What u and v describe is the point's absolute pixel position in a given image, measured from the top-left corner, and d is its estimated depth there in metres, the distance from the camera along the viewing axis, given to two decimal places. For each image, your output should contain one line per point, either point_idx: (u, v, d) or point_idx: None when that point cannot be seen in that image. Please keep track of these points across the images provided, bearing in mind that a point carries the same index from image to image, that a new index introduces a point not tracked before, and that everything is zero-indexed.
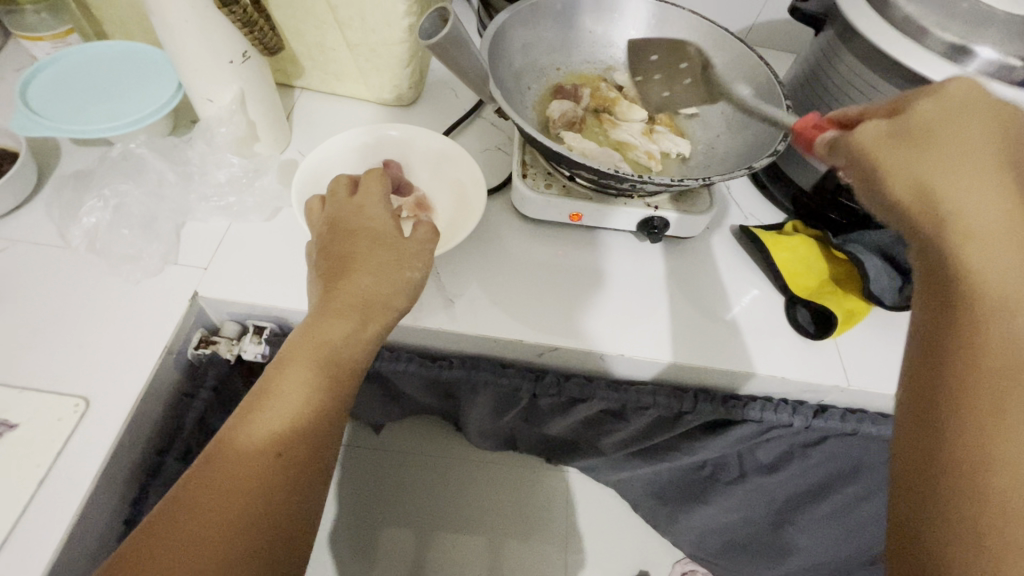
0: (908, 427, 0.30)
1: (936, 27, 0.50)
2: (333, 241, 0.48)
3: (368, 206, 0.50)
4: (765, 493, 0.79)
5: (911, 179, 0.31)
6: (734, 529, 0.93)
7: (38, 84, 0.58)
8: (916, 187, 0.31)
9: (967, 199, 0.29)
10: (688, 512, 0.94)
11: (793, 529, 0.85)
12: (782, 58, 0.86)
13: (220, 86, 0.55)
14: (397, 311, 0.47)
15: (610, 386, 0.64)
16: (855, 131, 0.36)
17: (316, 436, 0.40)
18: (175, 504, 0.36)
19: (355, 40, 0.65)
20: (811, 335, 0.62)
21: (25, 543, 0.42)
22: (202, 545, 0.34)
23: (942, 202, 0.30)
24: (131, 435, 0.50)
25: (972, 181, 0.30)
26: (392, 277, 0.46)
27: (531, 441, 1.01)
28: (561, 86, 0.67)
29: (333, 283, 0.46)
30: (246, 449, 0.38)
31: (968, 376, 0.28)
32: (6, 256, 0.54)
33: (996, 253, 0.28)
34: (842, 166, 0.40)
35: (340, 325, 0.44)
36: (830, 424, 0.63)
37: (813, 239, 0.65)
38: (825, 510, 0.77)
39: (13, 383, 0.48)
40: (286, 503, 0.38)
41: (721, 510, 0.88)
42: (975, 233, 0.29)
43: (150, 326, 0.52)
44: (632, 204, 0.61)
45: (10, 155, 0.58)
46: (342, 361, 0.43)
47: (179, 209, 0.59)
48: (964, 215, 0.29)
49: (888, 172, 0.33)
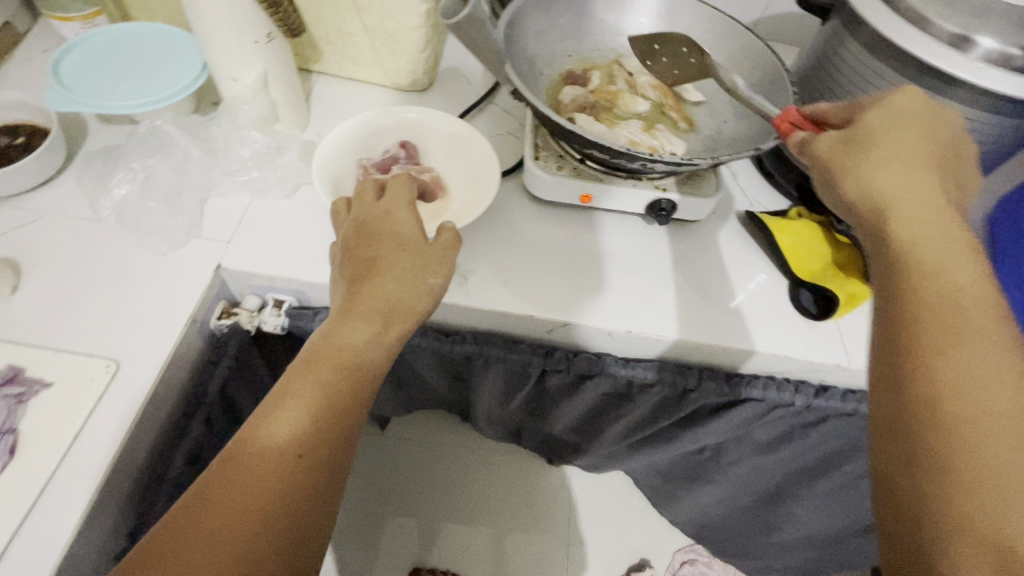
0: (871, 407, 0.35)
1: (938, 17, 0.52)
2: (358, 245, 0.48)
3: (395, 210, 0.50)
4: (761, 470, 0.81)
5: (857, 177, 0.40)
6: (735, 509, 0.96)
7: (69, 63, 0.60)
8: (865, 188, 0.39)
9: (893, 190, 0.38)
10: (690, 490, 0.96)
11: (793, 504, 0.86)
12: (790, 50, 0.87)
13: (246, 66, 0.57)
14: (419, 317, 0.47)
15: (619, 362, 0.66)
16: (816, 141, 0.43)
17: (336, 441, 0.40)
18: (197, 500, 0.36)
19: (372, 24, 0.67)
20: (814, 316, 0.64)
21: (60, 494, 0.44)
22: (222, 537, 0.35)
23: (881, 196, 0.38)
24: (159, 398, 0.52)
25: (899, 177, 0.39)
26: (416, 282, 0.47)
27: (537, 436, 1.02)
28: (572, 72, 0.69)
29: (359, 286, 0.46)
30: (267, 448, 0.38)
31: (927, 354, 0.33)
32: (39, 226, 0.57)
33: (925, 232, 0.36)
34: (814, 166, 0.44)
35: (363, 328, 0.44)
36: (830, 403, 0.65)
37: (816, 225, 0.67)
38: (824, 486, 0.79)
39: (48, 346, 0.50)
40: (305, 504, 0.38)
41: (722, 489, 0.90)
42: (901, 213, 0.37)
43: (177, 295, 0.54)
44: (641, 186, 0.63)
45: (41, 131, 0.60)
46: (362, 364, 0.43)
47: (203, 184, 0.61)
48: (891, 202, 0.38)
49: (846, 173, 0.41)
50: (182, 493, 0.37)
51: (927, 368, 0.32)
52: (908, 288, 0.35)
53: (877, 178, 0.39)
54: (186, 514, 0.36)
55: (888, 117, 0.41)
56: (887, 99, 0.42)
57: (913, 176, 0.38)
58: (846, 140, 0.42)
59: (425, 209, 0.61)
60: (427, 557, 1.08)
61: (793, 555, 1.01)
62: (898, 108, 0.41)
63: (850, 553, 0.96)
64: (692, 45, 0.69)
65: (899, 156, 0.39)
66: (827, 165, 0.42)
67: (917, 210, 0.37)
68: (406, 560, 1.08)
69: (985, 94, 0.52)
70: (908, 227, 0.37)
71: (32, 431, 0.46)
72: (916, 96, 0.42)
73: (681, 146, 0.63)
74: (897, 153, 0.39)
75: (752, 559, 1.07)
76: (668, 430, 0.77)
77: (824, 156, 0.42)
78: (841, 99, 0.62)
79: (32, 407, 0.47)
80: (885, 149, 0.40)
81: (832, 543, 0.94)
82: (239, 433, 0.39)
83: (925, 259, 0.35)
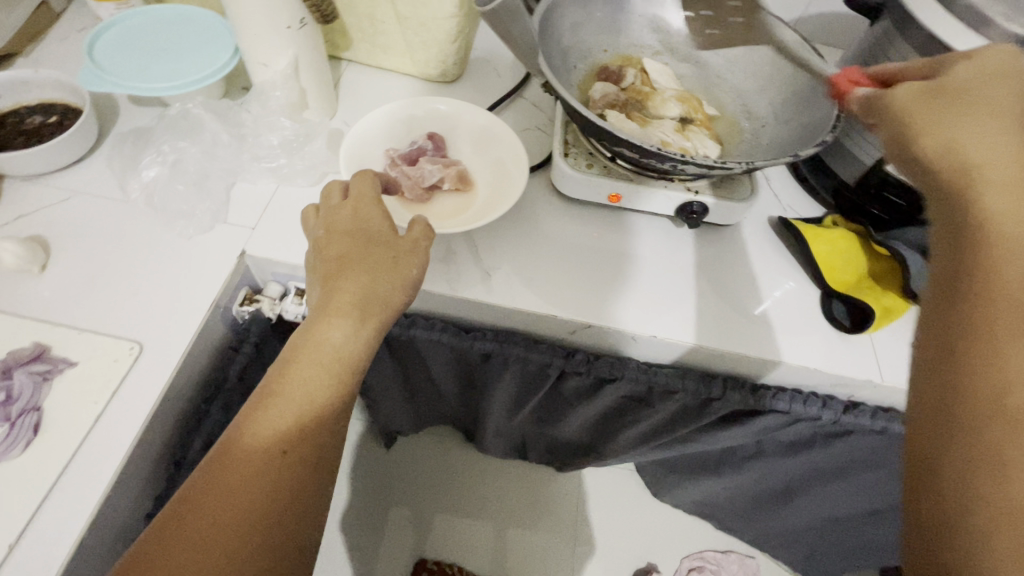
0: (917, 397, 0.32)
1: (1000, 20, 0.49)
2: (330, 244, 0.47)
3: (362, 208, 0.49)
4: (779, 469, 0.79)
5: (943, 131, 0.35)
6: (737, 498, 0.95)
7: (103, 42, 0.60)
8: (944, 141, 0.35)
9: (986, 150, 0.34)
10: (695, 480, 0.95)
11: (803, 502, 0.85)
12: (832, 51, 0.84)
13: (276, 51, 0.56)
14: (396, 307, 0.46)
15: (641, 366, 0.64)
16: (892, 93, 0.40)
17: (321, 434, 0.41)
18: (186, 504, 0.36)
19: (405, 13, 0.66)
20: (846, 328, 0.61)
21: (80, 473, 0.45)
22: (215, 537, 0.35)
23: (968, 155, 0.34)
24: (180, 381, 0.52)
25: (986, 130, 0.34)
26: (391, 276, 0.46)
27: (541, 445, 1.02)
28: (606, 67, 0.67)
29: (331, 282, 0.45)
30: (250, 448, 0.38)
31: (994, 332, 0.29)
32: (69, 205, 0.57)
33: (1012, 191, 0.32)
34: (888, 123, 0.39)
35: (339, 325, 0.43)
36: (859, 420, 0.62)
37: (854, 234, 0.64)
38: (838, 485, 0.77)
39: (73, 325, 0.51)
40: (295, 500, 0.38)
41: (733, 482, 0.88)
42: (990, 172, 0.33)
43: (201, 280, 0.54)
44: (672, 187, 0.61)
45: (74, 110, 0.60)
46: (341, 358, 0.43)
47: (230, 168, 0.61)
48: (981, 164, 0.33)
49: (924, 127, 0.36)
50: (171, 499, 0.37)
51: (993, 351, 0.29)
52: (976, 253, 0.31)
53: (960, 132, 0.35)
54: (174, 519, 0.36)
55: (976, 73, 0.37)
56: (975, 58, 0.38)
57: (999, 134, 0.34)
58: (926, 93, 0.38)
59: (449, 203, 0.60)
60: (431, 549, 1.08)
61: (794, 542, 1.01)
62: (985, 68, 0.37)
63: (853, 550, 0.95)
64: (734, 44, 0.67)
65: (989, 111, 0.35)
66: (898, 120, 0.38)
67: (1003, 166, 0.33)
68: (410, 550, 1.08)
69: None
70: (997, 187, 0.32)
71: (57, 408, 0.47)
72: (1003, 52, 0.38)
73: (716, 149, 0.61)
74: (985, 108, 0.35)
75: (757, 540, 1.07)
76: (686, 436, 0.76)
77: (898, 110, 0.39)
78: None
79: (57, 385, 0.48)
80: (969, 104, 0.36)
81: (836, 538, 0.93)
82: (224, 435, 0.39)
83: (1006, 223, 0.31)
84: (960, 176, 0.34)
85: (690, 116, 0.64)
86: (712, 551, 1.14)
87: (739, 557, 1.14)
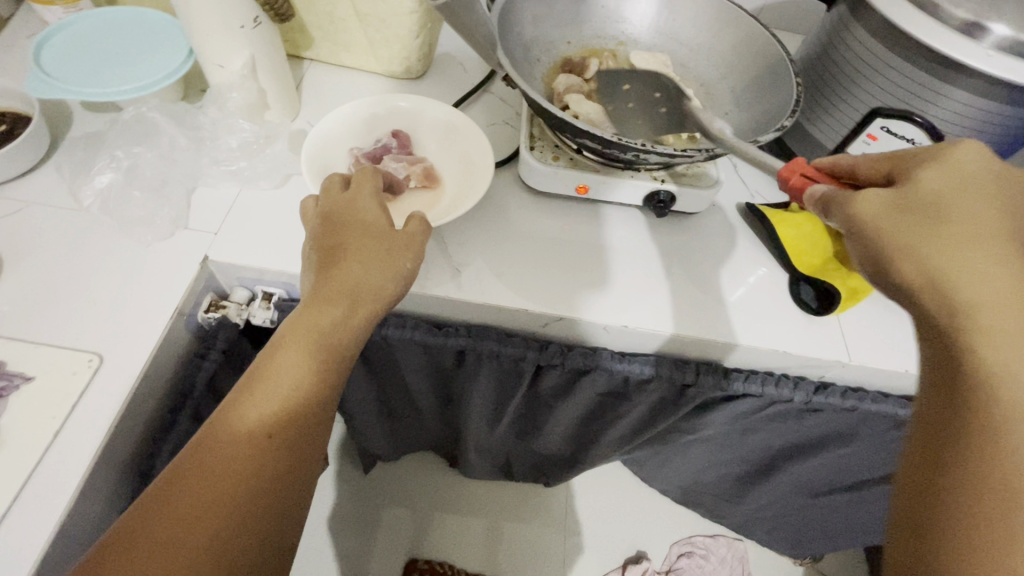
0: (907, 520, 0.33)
1: (949, 2, 0.50)
2: (323, 232, 0.47)
3: (358, 198, 0.48)
4: (758, 447, 0.79)
5: (919, 257, 0.36)
6: (717, 480, 0.96)
7: (51, 48, 0.59)
8: (926, 271, 0.35)
9: (977, 289, 0.34)
10: (677, 463, 0.95)
11: (781, 481, 0.86)
12: (794, 38, 0.85)
13: (231, 52, 0.55)
14: (388, 301, 0.45)
15: (615, 356, 0.64)
16: (858, 200, 0.40)
17: (306, 421, 0.40)
18: (170, 482, 0.36)
19: (364, 10, 0.65)
20: (813, 311, 0.62)
21: (41, 491, 0.43)
22: (197, 520, 0.35)
23: (946, 283, 0.35)
24: (144, 392, 0.51)
25: (975, 261, 0.35)
26: (383, 266, 0.45)
27: (528, 461, 1.02)
28: (570, 59, 0.67)
29: (327, 272, 0.45)
30: (235, 431, 0.38)
31: (984, 470, 0.30)
32: (22, 216, 0.55)
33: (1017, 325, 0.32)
34: (859, 236, 0.39)
35: (330, 313, 0.43)
36: (830, 400, 0.63)
37: (818, 217, 0.65)
38: (812, 462, 0.78)
39: (30, 339, 0.49)
40: (276, 485, 0.38)
41: (712, 461, 0.89)
42: (985, 311, 0.33)
43: (164, 287, 0.53)
44: (638, 177, 0.62)
45: (24, 118, 0.58)
46: (331, 347, 0.42)
47: (191, 173, 0.59)
48: (972, 304, 0.34)
49: (899, 254, 0.37)
50: (157, 476, 0.37)
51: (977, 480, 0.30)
52: (966, 387, 0.32)
53: (939, 260, 0.35)
54: (160, 496, 0.36)
55: (945, 182, 0.38)
56: (939, 159, 0.39)
57: (985, 261, 0.34)
58: (901, 205, 0.38)
59: (416, 201, 0.60)
60: (421, 549, 1.08)
61: (776, 524, 1.02)
62: (954, 173, 0.38)
63: (831, 531, 0.97)
64: (697, 33, 0.67)
65: (974, 235, 0.35)
66: (869, 237, 0.39)
67: (987, 291, 0.34)
68: (400, 552, 1.07)
69: (995, 81, 0.50)
70: (998, 334, 0.32)
71: (12, 426, 0.45)
72: (974, 153, 0.38)
73: (700, 121, 0.61)
74: (973, 231, 0.35)
75: (737, 524, 1.09)
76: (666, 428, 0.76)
77: (873, 223, 0.38)
78: (847, 90, 0.60)
79: (13, 401, 0.46)
80: (953, 225, 0.36)
81: (816, 518, 0.95)
82: (209, 418, 0.39)
83: (993, 362, 0.32)
84: (947, 314, 0.34)
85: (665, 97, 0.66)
86: (699, 535, 1.15)
87: (726, 540, 1.15)
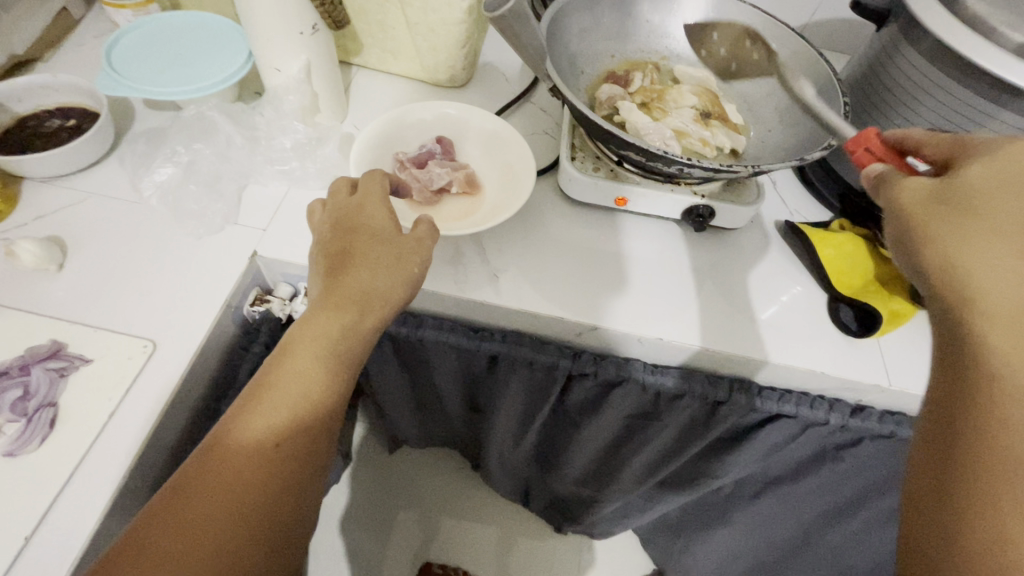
0: (918, 491, 0.34)
1: (1005, 26, 0.50)
2: (334, 238, 0.48)
3: (368, 205, 0.49)
4: (792, 506, 0.77)
5: (942, 252, 0.36)
6: (753, 556, 0.92)
7: (121, 48, 0.62)
8: (943, 263, 0.36)
9: (991, 283, 0.34)
10: (705, 538, 0.95)
11: (822, 554, 0.81)
12: (839, 58, 0.85)
13: (290, 57, 0.57)
14: (395, 306, 0.46)
15: (648, 367, 0.63)
16: (902, 189, 0.39)
17: (314, 429, 0.41)
18: (177, 491, 0.37)
19: (415, 18, 0.67)
20: (853, 333, 0.61)
21: (93, 469, 0.45)
22: (206, 529, 0.36)
23: (965, 277, 0.35)
24: (191, 379, 0.53)
25: (992, 257, 0.35)
26: (393, 272, 0.46)
27: (544, 491, 1.02)
28: (614, 73, 0.68)
29: (335, 277, 0.46)
30: (244, 440, 0.39)
31: (988, 456, 0.31)
32: (84, 206, 0.58)
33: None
34: (895, 222, 0.39)
35: (340, 318, 0.44)
36: (867, 423, 0.62)
37: (861, 238, 0.64)
38: (855, 526, 0.74)
39: (88, 323, 0.52)
40: (281, 497, 0.39)
41: (744, 529, 0.87)
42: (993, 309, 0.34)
43: (214, 279, 0.55)
44: (679, 191, 0.62)
45: (91, 113, 0.62)
46: (340, 354, 0.44)
47: (243, 171, 0.62)
48: (986, 298, 0.34)
49: (927, 248, 0.37)
50: (163, 487, 0.38)
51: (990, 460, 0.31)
52: (971, 376, 0.33)
53: (968, 258, 0.35)
54: (167, 506, 0.37)
55: (989, 180, 0.37)
56: (992, 154, 0.38)
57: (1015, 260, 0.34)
58: (937, 197, 0.38)
59: (457, 206, 0.61)
60: (433, 554, 1.08)
61: None
62: (1006, 172, 0.37)
63: None
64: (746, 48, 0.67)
65: (1004, 233, 0.35)
66: (906, 227, 0.38)
67: (1004, 288, 0.34)
68: (413, 554, 1.08)
69: None
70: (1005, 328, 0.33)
71: (70, 404, 0.47)
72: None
73: (742, 142, 0.62)
74: (1002, 228, 0.35)
75: None
76: (695, 463, 0.76)
77: (906, 213, 0.38)
78: (896, 109, 0.60)
79: (71, 381, 0.48)
80: (981, 222, 0.36)
81: None
82: (217, 427, 0.40)
83: (995, 347, 0.33)
84: (961, 307, 0.35)
85: (709, 109, 0.65)
86: None
87: None
